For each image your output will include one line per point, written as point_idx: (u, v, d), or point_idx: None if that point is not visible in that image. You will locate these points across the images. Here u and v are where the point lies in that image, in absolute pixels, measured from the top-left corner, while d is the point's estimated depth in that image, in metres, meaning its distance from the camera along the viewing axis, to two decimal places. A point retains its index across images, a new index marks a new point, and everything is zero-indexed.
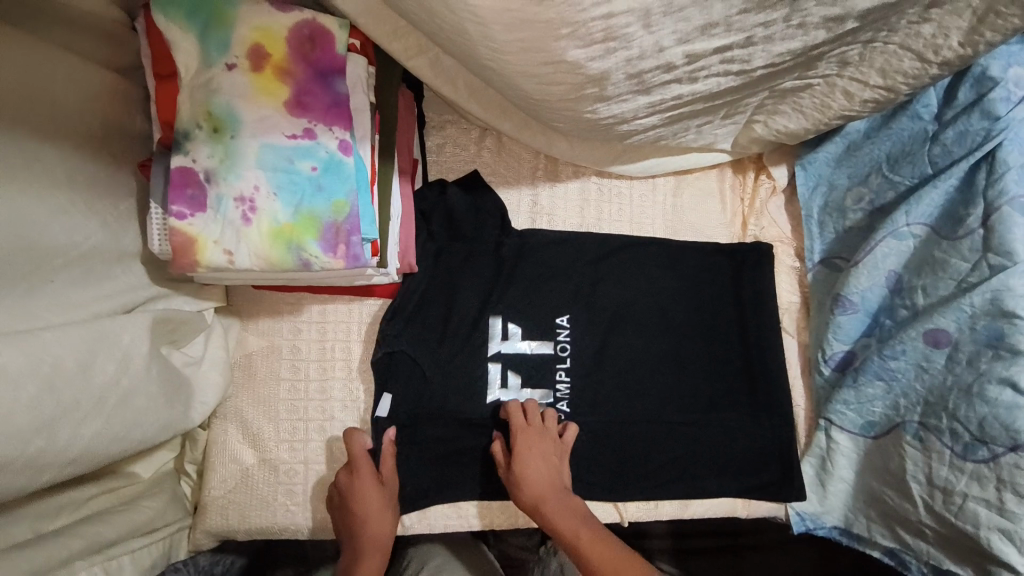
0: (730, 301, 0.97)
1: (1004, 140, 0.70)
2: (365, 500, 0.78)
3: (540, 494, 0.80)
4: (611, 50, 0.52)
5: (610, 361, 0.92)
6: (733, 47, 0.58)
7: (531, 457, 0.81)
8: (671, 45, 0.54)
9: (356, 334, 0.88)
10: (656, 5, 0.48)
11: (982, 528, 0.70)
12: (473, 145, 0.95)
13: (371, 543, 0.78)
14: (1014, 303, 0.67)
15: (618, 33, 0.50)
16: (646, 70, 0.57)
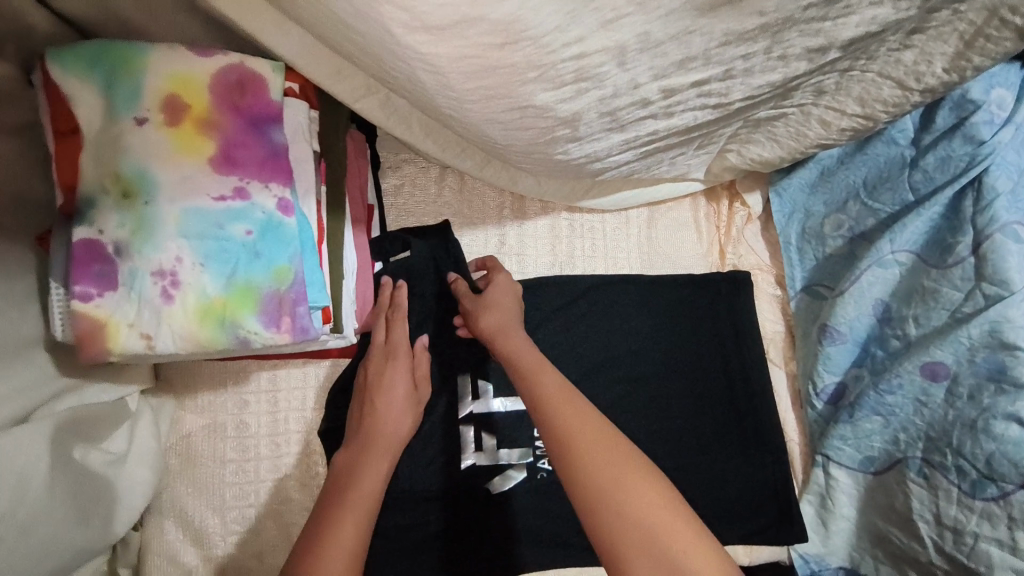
0: (713, 336, 0.92)
1: (990, 164, 0.68)
2: (391, 390, 0.70)
3: (502, 320, 0.72)
4: (583, 91, 0.47)
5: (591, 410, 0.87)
6: (711, 80, 0.53)
7: (499, 288, 0.77)
8: (647, 81, 0.49)
9: (313, 402, 0.78)
10: (633, 42, 0.43)
11: (995, 570, 0.67)
12: (433, 185, 0.88)
13: (388, 432, 0.67)
14: (1014, 334, 0.65)
15: (590, 74, 0.44)
16: (621, 108, 0.52)
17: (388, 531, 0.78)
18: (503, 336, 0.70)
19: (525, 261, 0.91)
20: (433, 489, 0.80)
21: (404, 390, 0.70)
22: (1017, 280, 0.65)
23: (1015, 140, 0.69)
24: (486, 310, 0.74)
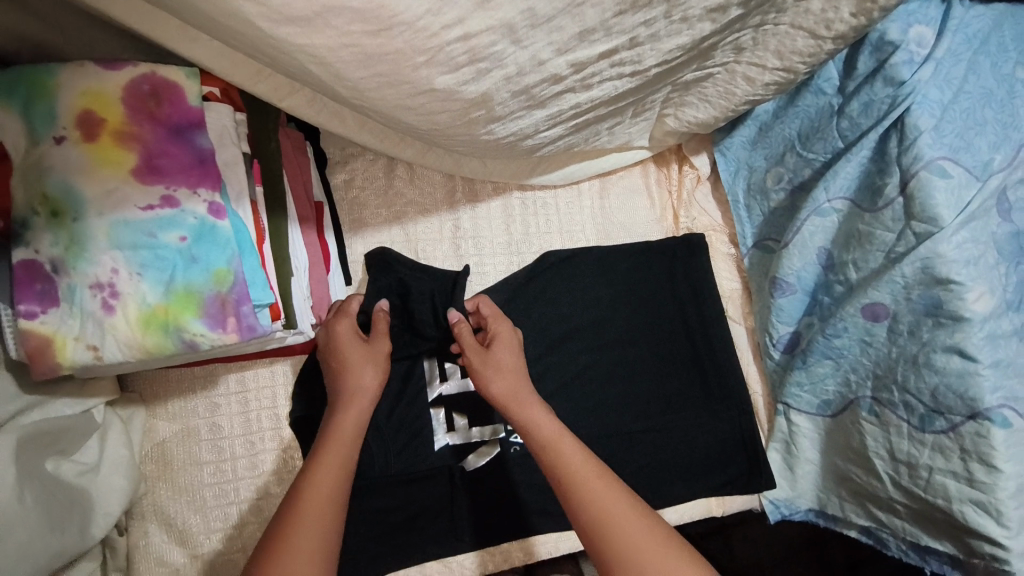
0: (671, 299, 0.94)
1: (911, 105, 0.66)
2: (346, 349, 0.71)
3: (512, 384, 0.72)
4: (483, 71, 0.48)
5: (561, 377, 0.89)
6: (619, 50, 0.54)
7: (505, 345, 0.76)
8: (550, 56, 0.50)
9: (283, 399, 0.81)
10: (519, 21, 0.44)
11: (953, 501, 0.68)
12: (383, 176, 0.89)
13: (362, 386, 0.69)
14: (946, 269, 0.64)
15: (484, 54, 0.46)
16: (531, 85, 0.53)
17: (370, 517, 0.80)
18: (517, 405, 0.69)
19: (480, 243, 0.92)
20: (413, 472, 0.81)
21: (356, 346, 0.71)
22: (945, 216, 0.65)
23: (936, 77, 0.66)
24: (492, 374, 0.72)
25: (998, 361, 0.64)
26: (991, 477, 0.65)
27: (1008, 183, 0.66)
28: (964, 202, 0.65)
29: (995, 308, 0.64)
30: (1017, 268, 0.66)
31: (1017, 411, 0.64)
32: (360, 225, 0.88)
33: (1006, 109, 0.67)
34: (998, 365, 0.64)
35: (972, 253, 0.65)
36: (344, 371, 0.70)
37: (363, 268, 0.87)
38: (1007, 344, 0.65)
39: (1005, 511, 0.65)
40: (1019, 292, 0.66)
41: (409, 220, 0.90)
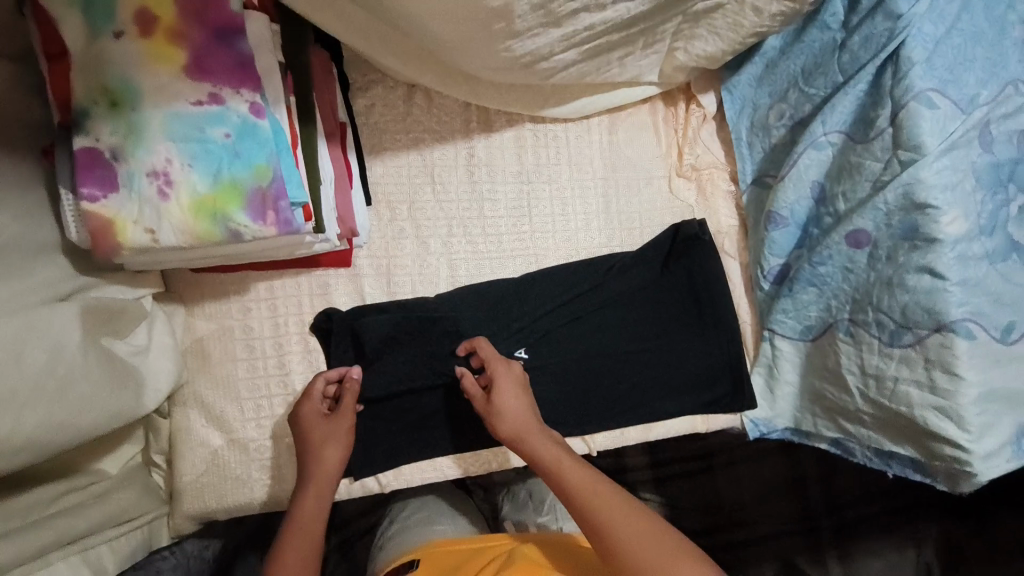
0: (674, 231, 0.99)
1: (907, 37, 0.70)
2: (310, 430, 0.80)
3: (518, 428, 0.79)
4: None
5: (580, 307, 0.96)
6: None
7: (505, 392, 0.81)
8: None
9: (309, 307, 0.88)
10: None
11: (916, 408, 0.75)
12: (402, 103, 0.92)
13: (321, 468, 0.78)
14: (925, 193, 0.70)
15: None
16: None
17: (387, 416, 0.89)
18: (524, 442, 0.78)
19: (494, 173, 0.97)
20: (424, 385, 0.89)
21: (314, 423, 0.80)
22: (928, 143, 0.69)
23: (932, 12, 0.70)
24: (497, 420, 0.80)
25: (966, 280, 0.70)
26: (953, 383, 0.71)
27: (992, 116, 0.71)
28: (947, 132, 0.70)
29: (969, 231, 0.70)
30: (994, 196, 0.71)
31: (979, 326, 0.70)
32: (380, 149, 0.93)
33: (994, 48, 0.71)
34: (966, 283, 0.70)
35: (951, 178, 0.69)
36: (308, 454, 0.79)
37: (383, 190, 0.92)
38: (976, 266, 0.70)
39: (964, 416, 0.71)
40: (992, 218, 0.71)
41: (426, 147, 0.94)
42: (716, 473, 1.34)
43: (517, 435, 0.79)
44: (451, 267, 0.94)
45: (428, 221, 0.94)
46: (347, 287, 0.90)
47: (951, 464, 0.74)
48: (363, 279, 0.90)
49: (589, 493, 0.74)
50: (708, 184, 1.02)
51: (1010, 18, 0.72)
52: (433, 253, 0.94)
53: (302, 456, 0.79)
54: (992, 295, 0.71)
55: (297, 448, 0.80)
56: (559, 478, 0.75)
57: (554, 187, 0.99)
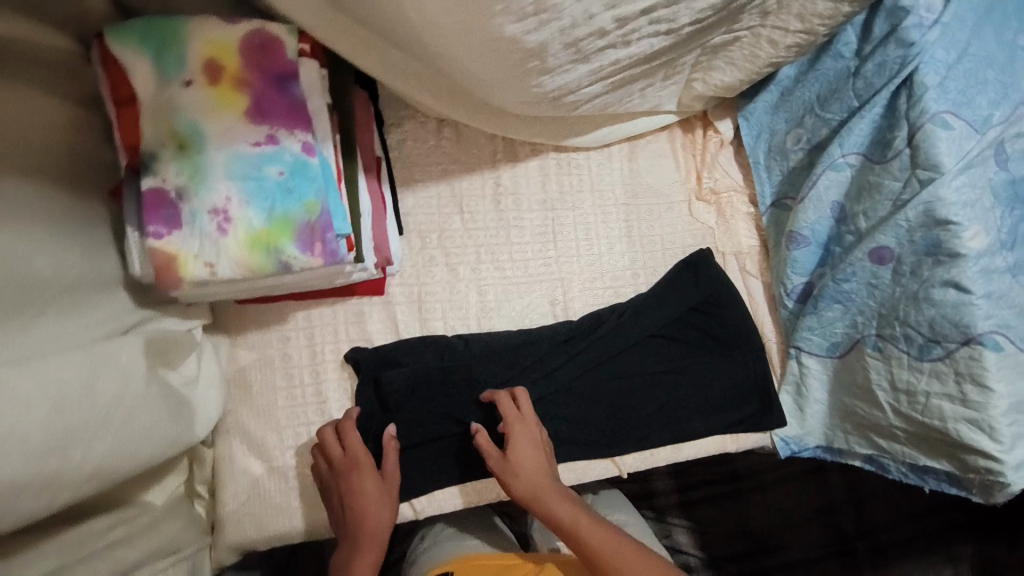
0: (680, 262, 1.03)
1: (920, 64, 0.73)
2: (364, 492, 0.81)
3: (534, 484, 0.84)
4: (544, 22, 0.56)
5: (603, 334, 0.98)
6: (658, 7, 0.62)
7: (523, 450, 0.84)
8: (598, 11, 0.58)
9: (345, 335, 0.90)
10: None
11: (950, 421, 0.74)
12: (432, 137, 0.97)
13: (371, 525, 0.81)
14: (946, 211, 0.71)
15: (548, 5, 0.54)
16: (580, 38, 0.61)
17: (420, 441, 0.90)
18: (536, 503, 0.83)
19: (520, 200, 1.00)
20: (459, 411, 0.91)
21: (372, 487, 0.81)
22: (946, 163, 0.71)
23: (943, 40, 0.73)
24: (514, 478, 0.83)
25: (992, 293, 0.70)
26: (984, 396, 0.70)
27: (1006, 135, 0.73)
28: (964, 152, 0.71)
29: (991, 245, 0.71)
30: (1012, 211, 0.72)
31: (1006, 337, 0.71)
32: (411, 180, 0.96)
33: (1007, 70, 0.74)
34: (992, 295, 0.70)
35: (970, 195, 0.71)
36: (354, 512, 0.81)
37: (414, 219, 0.96)
38: (1000, 279, 0.71)
39: (998, 427, 0.71)
40: (1013, 233, 0.72)
41: (455, 178, 0.98)
42: (746, 496, 1.32)
43: (530, 497, 0.83)
44: (480, 293, 0.97)
45: (457, 248, 0.97)
46: (380, 315, 0.92)
47: (986, 476, 0.74)
48: (396, 306, 0.93)
49: (605, 549, 0.82)
50: (727, 207, 1.05)
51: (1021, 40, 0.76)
52: (461, 279, 0.97)
53: (348, 514, 0.81)
54: (1018, 306, 0.71)
55: (340, 506, 0.82)
56: (577, 537, 0.82)
57: (577, 213, 1.02)
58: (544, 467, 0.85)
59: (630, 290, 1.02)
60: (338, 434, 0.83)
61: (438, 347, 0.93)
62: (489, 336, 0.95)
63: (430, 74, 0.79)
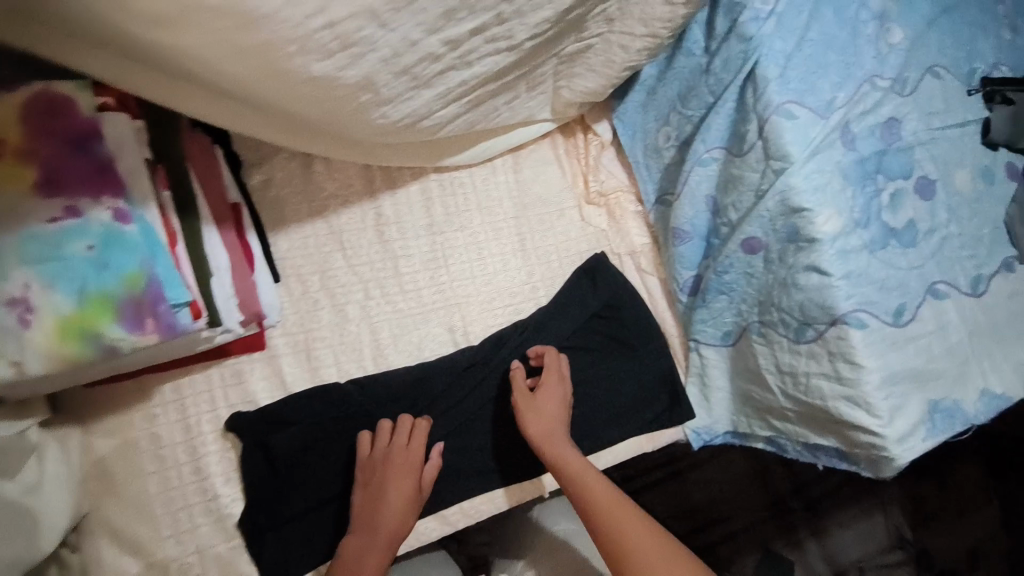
0: (577, 269, 1.02)
1: (760, 57, 0.72)
2: (389, 486, 0.81)
3: (546, 429, 0.87)
4: (358, 55, 0.50)
5: (507, 357, 0.96)
6: (489, 26, 0.58)
7: (551, 395, 0.90)
8: (421, 37, 0.53)
9: (223, 401, 0.83)
10: (382, 6, 0.46)
11: (828, 399, 0.76)
12: (299, 172, 0.90)
13: (384, 528, 0.79)
14: (799, 199, 0.73)
15: (354, 39, 0.47)
16: (410, 65, 0.55)
17: (326, 502, 0.85)
18: (547, 444, 0.86)
19: (404, 229, 0.95)
20: (365, 463, 0.86)
21: (407, 485, 0.82)
22: (794, 153, 0.72)
23: (781, 29, 0.72)
24: (530, 414, 0.88)
25: (850, 273, 0.72)
26: (855, 372, 0.73)
27: (851, 116, 0.74)
28: (810, 138, 0.73)
29: (844, 227, 0.73)
30: (864, 189, 0.74)
31: (869, 313, 0.72)
32: (281, 219, 0.88)
33: (848, 50, 0.75)
34: (850, 275, 0.73)
35: (819, 180, 0.72)
36: (375, 502, 0.80)
37: (291, 264, 0.88)
38: (857, 257, 0.73)
39: (873, 402, 0.72)
40: (866, 212, 0.73)
41: (332, 213, 0.91)
42: (686, 476, 1.35)
43: (546, 437, 0.87)
44: (372, 331, 0.92)
45: (342, 288, 0.91)
46: (264, 371, 0.85)
47: (871, 451, 0.74)
48: (281, 359, 0.86)
49: (605, 499, 0.80)
50: (617, 208, 1.04)
51: (862, 16, 0.76)
52: (351, 320, 0.91)
53: (364, 509, 0.80)
54: (877, 281, 0.73)
55: (359, 500, 0.81)
56: (579, 481, 0.82)
57: (466, 233, 0.99)
58: (564, 417, 0.90)
59: (530, 304, 1.01)
60: (396, 429, 0.85)
61: (333, 399, 0.86)
62: (389, 376, 0.90)
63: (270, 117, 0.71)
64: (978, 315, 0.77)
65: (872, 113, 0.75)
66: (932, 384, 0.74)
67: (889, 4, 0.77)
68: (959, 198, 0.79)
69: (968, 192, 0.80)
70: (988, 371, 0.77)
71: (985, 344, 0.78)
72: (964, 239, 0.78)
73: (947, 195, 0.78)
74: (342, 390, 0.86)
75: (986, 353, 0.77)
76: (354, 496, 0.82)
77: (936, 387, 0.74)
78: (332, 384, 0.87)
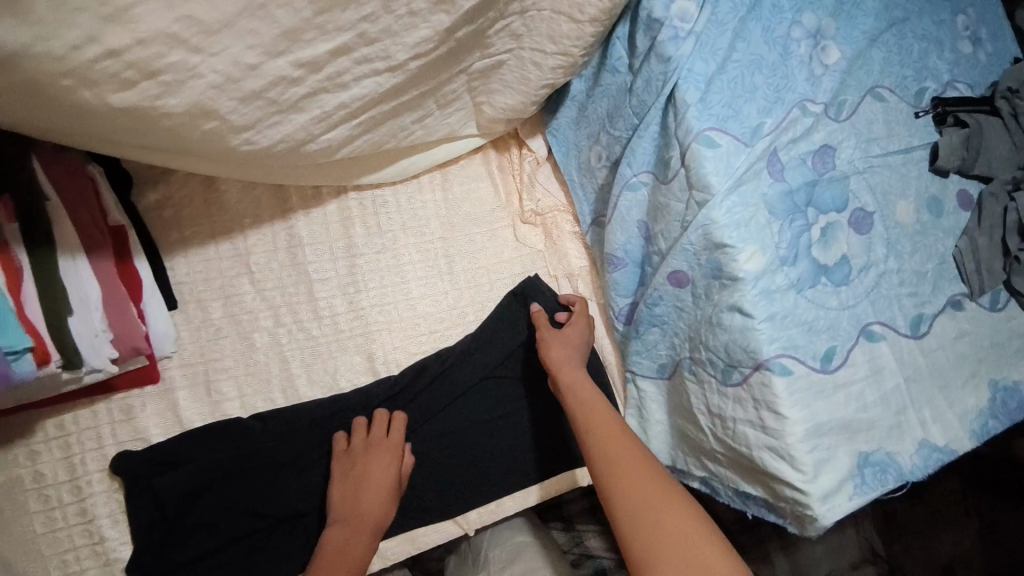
0: (508, 293, 0.93)
1: (678, 79, 0.67)
2: (375, 470, 0.80)
3: (565, 358, 0.83)
4: (171, 85, 0.44)
5: (426, 388, 0.89)
6: (353, 46, 0.51)
7: (569, 333, 0.86)
8: (260, 60, 0.46)
9: (111, 438, 0.77)
10: (184, 30, 0.41)
11: (754, 448, 0.70)
12: (200, 191, 0.84)
13: (369, 515, 0.79)
14: (721, 234, 0.67)
15: (155, 66, 0.42)
16: (257, 91, 0.49)
17: (218, 549, 0.77)
18: (565, 370, 0.81)
19: (320, 251, 0.88)
20: (265, 505, 0.79)
21: (391, 468, 0.81)
22: (715, 183, 0.67)
23: (699, 50, 0.67)
24: (556, 343, 0.84)
25: (774, 315, 0.67)
26: (780, 423, 0.66)
27: (778, 144, 0.69)
28: (732, 169, 0.67)
29: (768, 265, 0.67)
30: (792, 224, 0.69)
31: (795, 359, 0.66)
32: (180, 242, 0.83)
33: (776, 72, 0.70)
34: (775, 318, 0.67)
35: (742, 215, 0.67)
36: (360, 483, 0.80)
37: (190, 290, 0.83)
38: (783, 298, 0.67)
39: (797, 455, 0.65)
40: (793, 248, 0.68)
41: (239, 234, 0.85)
42: None
43: (558, 365, 0.82)
44: (282, 362, 0.84)
45: (248, 314, 0.84)
46: (156, 406, 0.79)
47: (796, 507, 0.67)
48: (177, 393, 0.80)
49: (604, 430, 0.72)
50: (554, 227, 0.97)
51: (793, 35, 0.71)
52: (258, 348, 0.84)
53: (350, 490, 0.79)
54: (805, 324, 0.68)
55: (342, 485, 0.80)
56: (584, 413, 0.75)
57: (388, 255, 0.92)
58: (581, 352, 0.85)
59: (455, 332, 0.92)
60: (373, 425, 0.84)
61: (229, 436, 0.79)
62: (295, 409, 0.82)
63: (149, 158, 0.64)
64: (918, 359, 0.71)
65: (803, 140, 0.70)
66: (864, 436, 0.68)
67: (826, 20, 0.73)
68: (898, 230, 0.74)
69: (910, 224, 0.74)
70: (929, 422, 0.70)
71: (925, 391, 0.71)
72: (904, 275, 0.73)
73: (885, 228, 0.73)
74: (241, 427, 0.80)
75: (926, 402, 0.71)
76: (333, 482, 0.81)
77: (867, 439, 0.68)
78: (227, 419, 0.80)
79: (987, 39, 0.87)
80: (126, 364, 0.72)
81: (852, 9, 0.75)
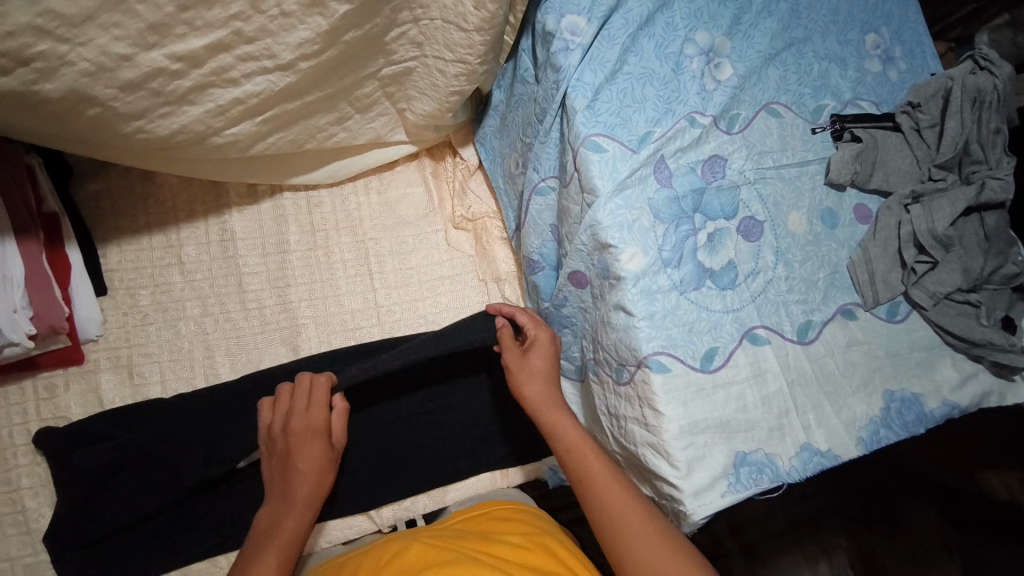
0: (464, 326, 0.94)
1: (568, 88, 0.72)
2: (299, 451, 0.72)
3: (541, 395, 0.72)
4: (50, 70, 0.56)
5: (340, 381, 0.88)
6: (230, 42, 0.63)
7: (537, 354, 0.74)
8: (132, 52, 0.59)
9: (35, 414, 0.82)
10: (48, 23, 0.53)
11: (639, 446, 0.70)
12: (139, 185, 0.91)
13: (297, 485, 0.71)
14: (605, 233, 0.70)
15: (25, 55, 0.54)
16: (136, 80, 0.62)
17: (133, 525, 0.79)
18: (548, 412, 0.71)
19: (252, 245, 0.92)
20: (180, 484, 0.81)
21: (317, 450, 0.73)
22: (600, 186, 0.70)
23: (586, 63, 0.73)
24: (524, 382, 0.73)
25: (653, 314, 0.69)
26: (658, 420, 0.67)
27: (665, 151, 0.72)
28: (617, 172, 0.71)
29: (649, 266, 0.70)
30: (678, 228, 0.71)
31: (673, 357, 0.68)
32: (115, 234, 0.89)
33: (667, 86, 0.74)
34: (654, 317, 0.69)
35: (626, 217, 0.70)
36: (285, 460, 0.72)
37: (119, 278, 0.88)
38: (664, 298, 0.70)
39: (671, 451, 0.66)
40: (677, 250, 0.71)
41: (173, 227, 0.91)
42: None
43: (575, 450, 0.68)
44: (205, 349, 0.88)
45: (175, 302, 0.88)
46: (81, 387, 0.84)
47: (673, 504, 0.67)
48: (99, 376, 0.85)
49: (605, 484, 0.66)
50: (483, 233, 0.98)
51: (686, 51, 0.75)
52: (183, 337, 0.88)
53: (281, 466, 0.73)
54: (685, 325, 0.70)
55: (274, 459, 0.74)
56: (582, 464, 0.67)
57: (320, 252, 0.94)
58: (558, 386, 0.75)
59: (377, 328, 0.93)
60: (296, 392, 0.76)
61: (148, 414, 0.83)
62: (212, 395, 0.85)
63: (73, 142, 0.71)
64: (803, 365, 0.72)
65: (693, 149, 0.74)
66: (741, 436, 0.68)
67: (720, 39, 0.77)
68: (790, 240, 0.76)
69: (802, 235, 0.76)
70: (812, 426, 0.71)
71: (810, 395, 0.72)
72: (793, 282, 0.74)
73: (775, 237, 0.75)
74: (156, 410, 0.83)
75: (811, 405, 0.71)
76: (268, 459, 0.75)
77: (746, 439, 0.68)
78: (151, 403, 0.83)
79: (901, 58, 0.90)
80: (45, 343, 0.79)
81: (748, 29, 0.79)
